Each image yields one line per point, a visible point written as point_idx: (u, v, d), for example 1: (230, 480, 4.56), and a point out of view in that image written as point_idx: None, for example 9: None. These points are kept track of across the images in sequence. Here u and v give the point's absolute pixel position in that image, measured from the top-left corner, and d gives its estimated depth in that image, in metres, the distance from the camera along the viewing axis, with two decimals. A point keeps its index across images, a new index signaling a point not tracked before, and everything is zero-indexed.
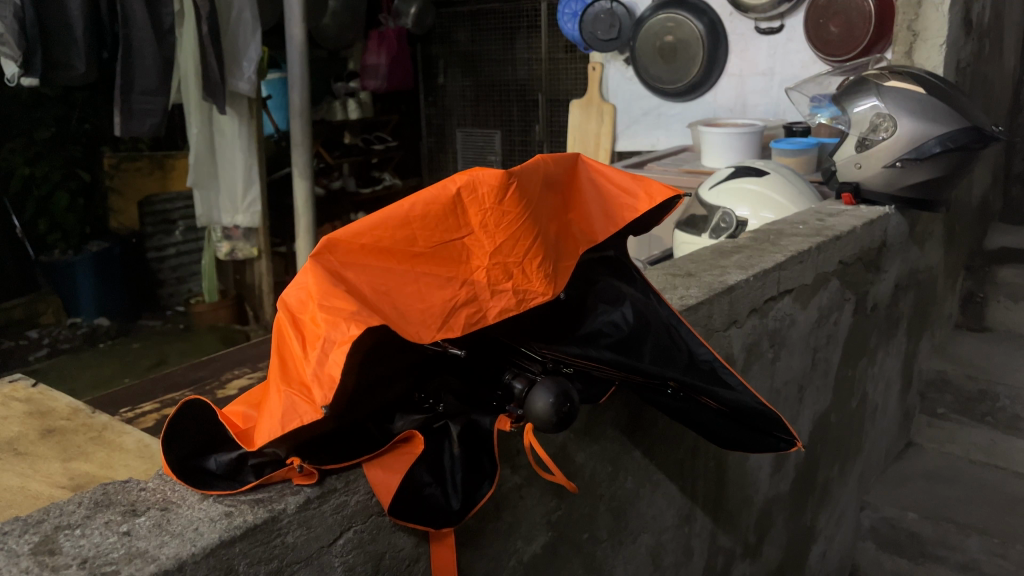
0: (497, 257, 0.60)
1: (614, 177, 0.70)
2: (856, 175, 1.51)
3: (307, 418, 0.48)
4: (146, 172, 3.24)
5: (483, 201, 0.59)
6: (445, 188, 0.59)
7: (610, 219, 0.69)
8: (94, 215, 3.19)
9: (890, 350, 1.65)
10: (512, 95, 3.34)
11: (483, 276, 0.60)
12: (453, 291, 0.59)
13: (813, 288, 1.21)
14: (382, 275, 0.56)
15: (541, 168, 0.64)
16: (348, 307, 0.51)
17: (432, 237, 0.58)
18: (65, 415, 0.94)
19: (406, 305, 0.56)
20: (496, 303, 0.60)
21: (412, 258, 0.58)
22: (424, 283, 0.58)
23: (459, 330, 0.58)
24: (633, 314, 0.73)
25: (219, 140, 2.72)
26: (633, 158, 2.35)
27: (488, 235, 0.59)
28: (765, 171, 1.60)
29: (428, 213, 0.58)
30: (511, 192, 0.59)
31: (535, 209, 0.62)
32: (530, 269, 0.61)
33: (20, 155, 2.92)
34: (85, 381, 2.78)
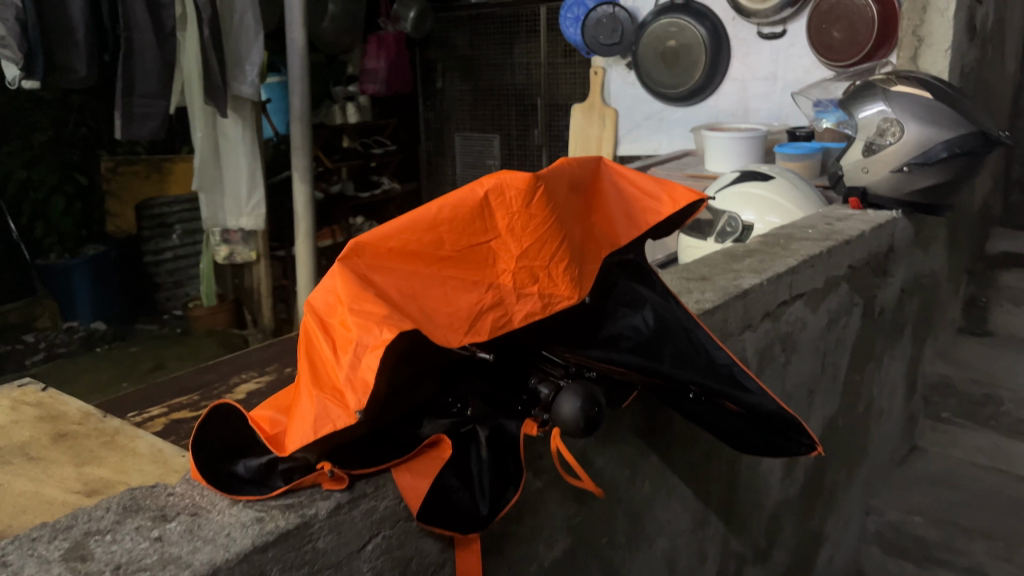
0: (525, 260, 0.60)
1: (639, 179, 0.70)
2: (863, 180, 1.51)
3: (340, 422, 0.48)
4: (143, 176, 3.21)
5: (512, 203, 0.59)
6: (472, 191, 0.59)
7: (633, 223, 0.69)
8: (91, 219, 3.17)
9: (895, 355, 1.64)
10: (511, 99, 3.34)
11: (509, 280, 0.60)
12: (479, 295, 0.59)
13: (823, 291, 1.20)
14: (409, 279, 0.57)
15: (567, 172, 0.64)
16: (379, 312, 0.51)
17: (459, 240, 0.58)
18: (76, 419, 0.93)
19: (433, 309, 0.57)
20: (521, 306, 0.60)
21: (438, 261, 0.58)
22: (450, 287, 0.58)
23: (487, 334, 0.58)
24: (653, 317, 0.74)
25: (222, 144, 2.72)
26: (636, 162, 2.35)
27: (515, 239, 0.59)
28: (771, 175, 1.60)
29: (456, 217, 0.58)
30: (539, 194, 0.60)
31: (562, 213, 0.62)
32: (556, 273, 0.61)
33: (17, 159, 2.91)
34: (82, 386, 2.77)
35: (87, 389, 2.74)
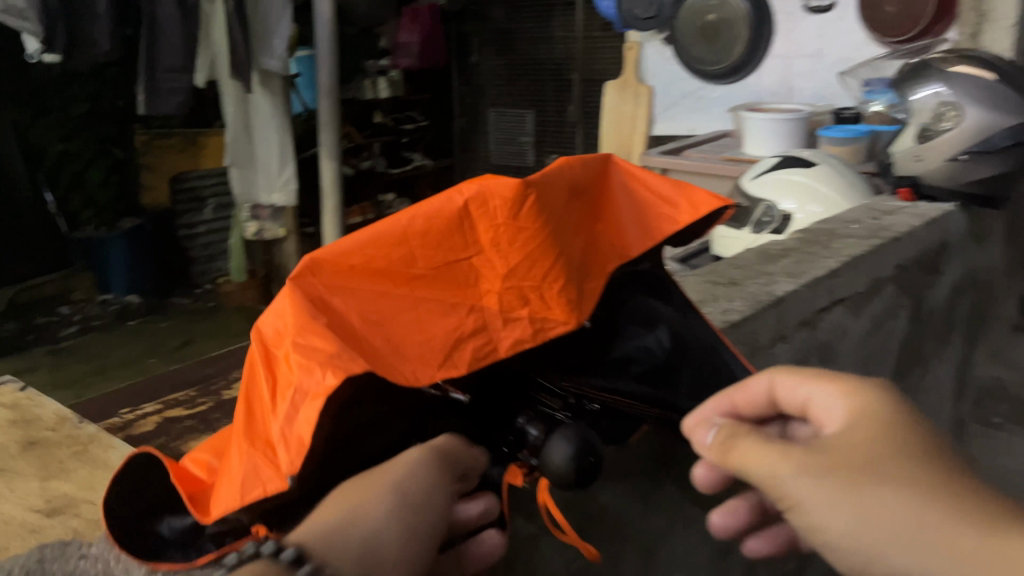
0: (513, 280, 0.51)
1: (659, 180, 0.60)
2: (915, 168, 1.39)
3: (270, 488, 0.40)
4: (178, 150, 3.20)
5: (498, 212, 0.50)
6: (451, 197, 0.51)
7: (646, 232, 0.60)
8: (126, 193, 3.14)
9: (944, 358, 1.52)
10: (546, 74, 3.21)
11: (494, 303, 0.51)
12: (458, 320, 0.50)
13: (866, 295, 1.10)
14: (375, 300, 0.48)
15: (566, 173, 0.55)
16: (326, 348, 0.42)
17: (435, 255, 0.50)
18: (51, 425, 0.87)
19: (402, 337, 0.48)
20: (508, 334, 0.51)
21: (409, 280, 0.49)
22: (425, 310, 0.49)
23: (466, 366, 0.50)
24: (669, 338, 0.66)
25: (253, 118, 2.66)
26: (670, 143, 2.23)
27: (502, 255, 0.51)
28: (813, 161, 1.47)
29: (430, 229, 0.50)
30: (531, 203, 0.51)
31: (559, 223, 0.53)
32: (550, 294, 0.52)
33: (54, 132, 2.85)
34: (110, 360, 2.76)
35: (114, 364, 2.73)
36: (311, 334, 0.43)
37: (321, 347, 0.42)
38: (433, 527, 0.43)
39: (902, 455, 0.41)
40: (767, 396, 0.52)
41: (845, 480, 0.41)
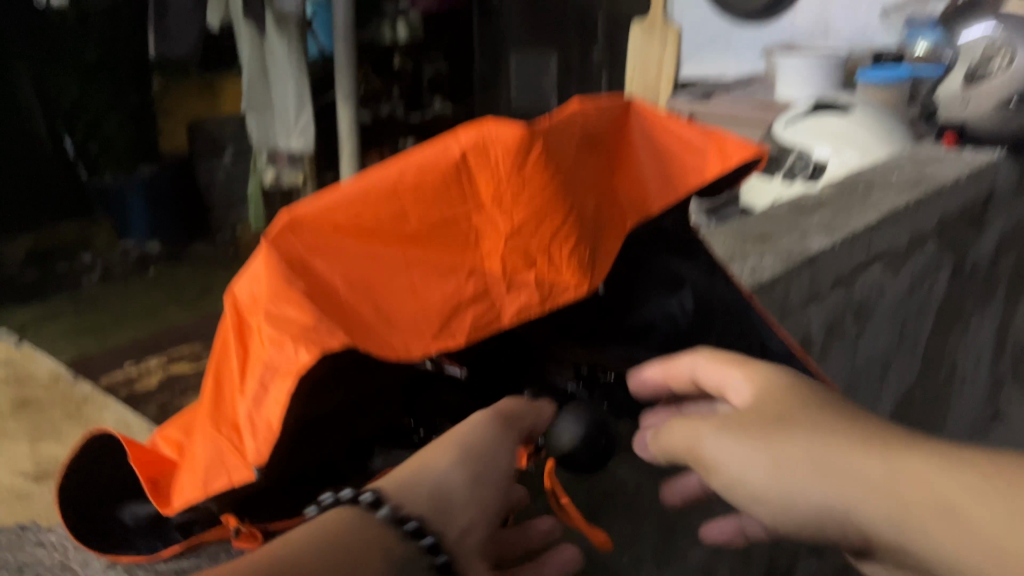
0: (514, 240, 0.51)
1: (676, 126, 0.59)
2: (961, 113, 1.31)
3: (237, 477, 0.39)
4: (198, 94, 3.16)
5: (498, 165, 0.50)
6: (445, 152, 0.50)
7: (670, 184, 0.59)
8: (146, 141, 3.09)
9: (985, 315, 1.45)
10: (571, 16, 3.09)
11: (497, 264, 0.51)
12: (457, 283, 0.50)
13: (907, 251, 1.02)
14: (366, 262, 0.48)
15: (567, 127, 0.55)
16: (303, 317, 0.39)
17: (432, 215, 0.49)
18: (52, 402, 1.08)
19: (394, 302, 0.47)
20: (511, 299, 0.51)
21: (403, 241, 0.49)
22: (419, 273, 0.49)
23: (464, 334, 0.49)
24: (693, 301, 0.68)
25: (268, 61, 2.60)
26: (698, 87, 2.13)
27: (502, 215, 0.50)
28: (850, 107, 1.38)
29: (423, 182, 0.49)
30: (531, 155, 0.50)
31: (565, 179, 0.52)
32: (558, 254, 0.52)
33: (70, 77, 2.80)
34: (131, 309, 2.75)
35: (135, 313, 2.72)
36: (284, 303, 0.39)
37: (298, 318, 0.38)
38: (495, 480, 0.49)
39: (803, 412, 0.50)
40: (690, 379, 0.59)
41: (757, 439, 0.50)
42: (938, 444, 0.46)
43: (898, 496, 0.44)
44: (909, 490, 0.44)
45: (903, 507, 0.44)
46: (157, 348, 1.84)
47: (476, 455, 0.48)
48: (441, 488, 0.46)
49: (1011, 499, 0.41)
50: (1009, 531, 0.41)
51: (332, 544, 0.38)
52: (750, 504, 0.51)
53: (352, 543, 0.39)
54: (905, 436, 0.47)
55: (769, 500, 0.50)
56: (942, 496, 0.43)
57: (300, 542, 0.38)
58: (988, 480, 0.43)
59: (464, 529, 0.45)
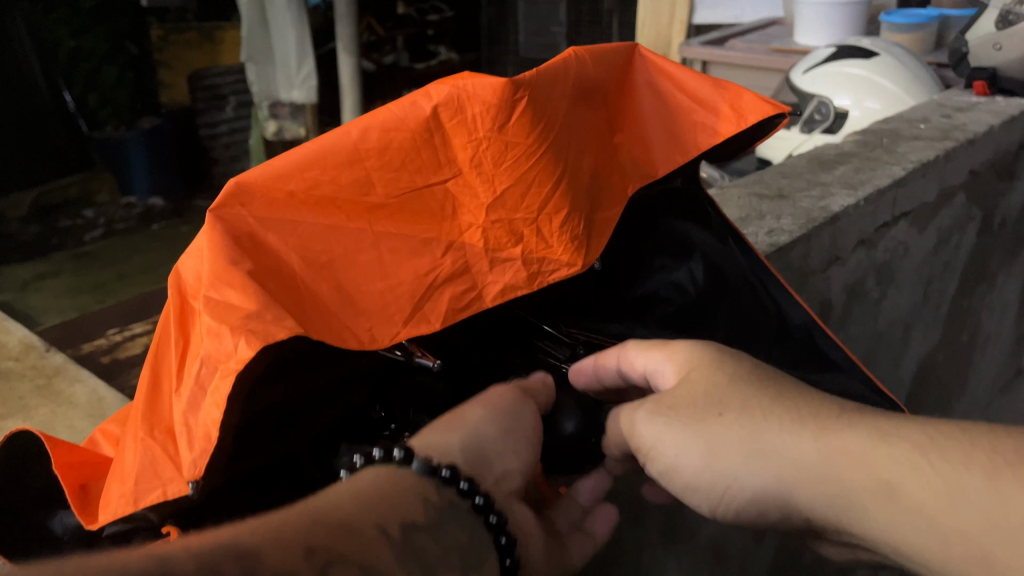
0: (495, 211, 0.47)
1: (684, 77, 0.55)
2: (994, 59, 1.22)
3: (170, 489, 0.38)
4: (195, 44, 2.98)
5: (477, 126, 0.45)
6: (419, 106, 0.45)
7: (676, 144, 0.56)
8: (144, 92, 3.01)
9: (1012, 272, 1.39)
10: None
11: (477, 239, 0.47)
12: (433, 260, 0.45)
13: (934, 208, 0.96)
14: (323, 235, 0.42)
15: (560, 81, 0.49)
16: (245, 306, 0.37)
17: (404, 180, 0.44)
18: (29, 377, 1.05)
19: (355, 283, 0.42)
20: (494, 277, 0.48)
21: (369, 211, 0.43)
22: (387, 249, 0.44)
23: (440, 316, 0.45)
24: (703, 271, 0.63)
25: (268, 11, 2.52)
26: (715, 32, 2.03)
27: (481, 181, 0.47)
28: (874, 52, 1.28)
29: (388, 141, 0.44)
30: (514, 113, 0.46)
31: (554, 141, 0.48)
32: (547, 226, 0.49)
33: (64, 27, 2.72)
34: (133, 265, 2.71)
35: (137, 269, 2.68)
36: (226, 289, 0.37)
37: (237, 305, 0.37)
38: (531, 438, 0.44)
39: (730, 384, 0.42)
40: (616, 369, 0.49)
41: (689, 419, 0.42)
42: (885, 414, 0.39)
43: (843, 480, 0.37)
44: (851, 470, 0.37)
45: (846, 489, 0.37)
46: (155, 309, 1.80)
47: (507, 411, 0.44)
48: (475, 441, 0.41)
49: (968, 476, 0.35)
50: (968, 512, 0.34)
51: (366, 492, 0.34)
52: (687, 494, 0.43)
53: (390, 489, 0.35)
54: (844, 406, 0.40)
55: (700, 488, 0.42)
56: (887, 474, 0.36)
57: (335, 494, 0.33)
58: (941, 453, 0.36)
59: (501, 478, 0.41)
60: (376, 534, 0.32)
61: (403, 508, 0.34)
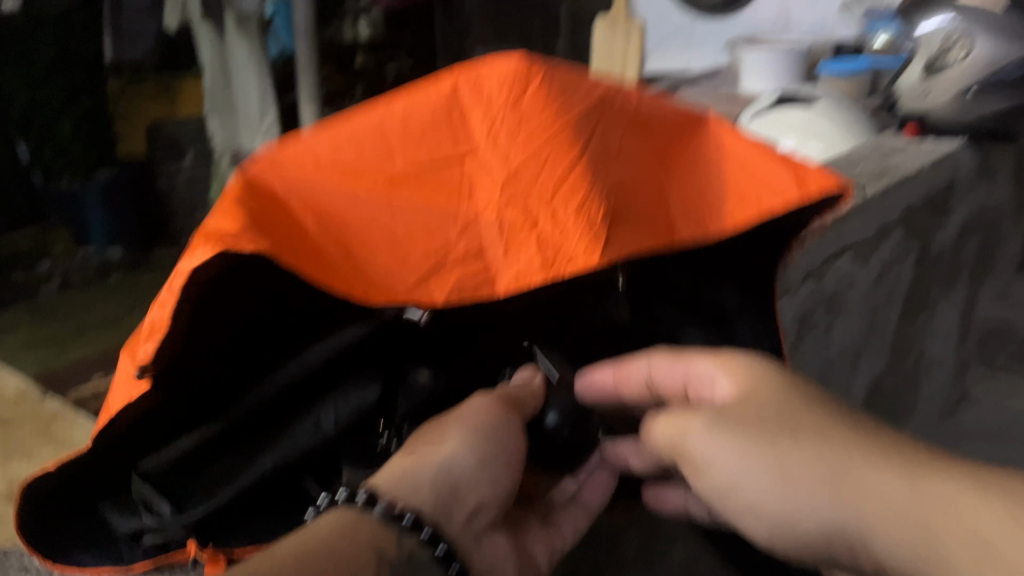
0: (509, 186, 0.69)
1: (740, 150, 0.80)
2: (922, 104, 1.32)
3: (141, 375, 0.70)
4: (153, 96, 3.00)
5: (495, 122, 0.72)
6: (455, 100, 0.75)
7: (729, 199, 0.77)
8: (101, 142, 2.95)
9: (949, 299, 1.48)
10: (534, 8, 3.07)
11: (491, 215, 0.68)
12: (450, 235, 0.68)
13: (875, 240, 1.04)
14: (356, 194, 0.71)
15: (580, 100, 0.75)
16: (234, 227, 0.65)
17: (427, 159, 0.72)
18: None
19: (382, 232, 0.69)
20: (508, 271, 0.66)
21: (392, 182, 0.72)
22: (406, 211, 0.70)
23: (448, 291, 0.67)
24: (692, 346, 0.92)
25: (229, 62, 2.59)
26: (664, 80, 2.14)
27: (497, 165, 0.70)
28: (814, 98, 1.38)
29: (424, 123, 0.74)
30: (529, 91, 0.73)
31: (575, 131, 0.72)
32: (564, 210, 0.68)
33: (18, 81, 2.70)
34: (94, 319, 2.69)
35: (97, 322, 2.66)
36: (224, 218, 0.68)
37: (229, 224, 0.66)
38: (490, 452, 0.74)
39: (803, 418, 0.66)
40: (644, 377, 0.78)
41: (770, 439, 0.66)
42: (937, 461, 0.60)
43: (910, 519, 0.58)
44: (938, 525, 0.57)
45: (909, 530, 0.58)
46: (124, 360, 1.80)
47: (477, 428, 0.74)
48: (444, 478, 0.72)
49: (997, 519, 0.55)
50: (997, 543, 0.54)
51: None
52: (742, 503, 0.70)
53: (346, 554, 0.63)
54: (910, 450, 0.62)
55: (770, 504, 0.67)
56: (938, 521, 0.57)
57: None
58: (1000, 504, 0.55)
59: (460, 504, 0.73)
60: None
61: (356, 565, 0.62)
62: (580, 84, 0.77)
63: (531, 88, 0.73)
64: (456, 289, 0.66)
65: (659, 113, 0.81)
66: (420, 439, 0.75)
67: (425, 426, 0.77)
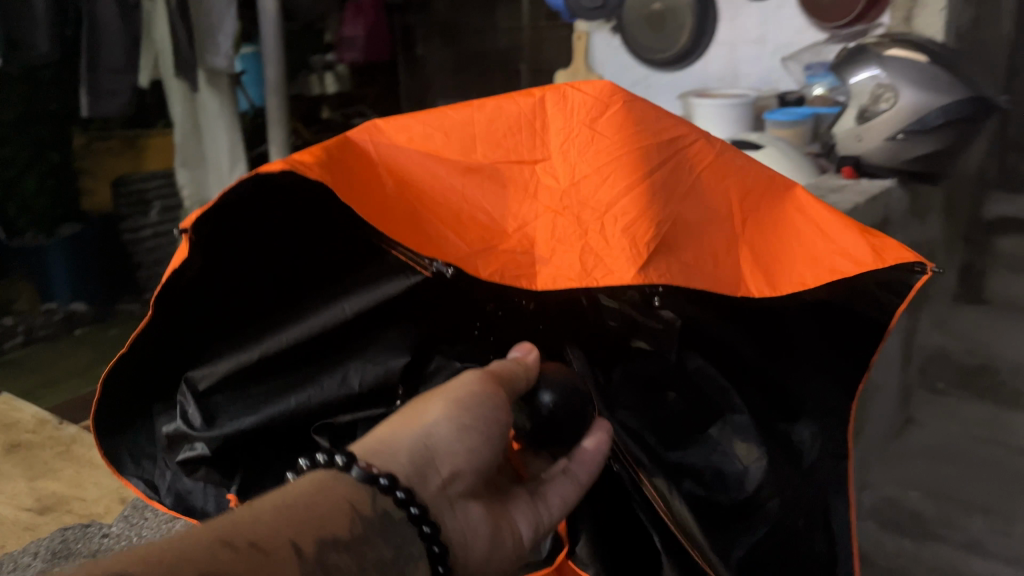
0: (568, 196, 0.75)
1: (820, 217, 0.77)
2: (856, 149, 1.49)
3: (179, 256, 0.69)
4: (118, 152, 3.05)
5: (572, 134, 0.77)
6: (540, 106, 0.80)
7: (800, 259, 0.75)
8: (65, 198, 2.96)
9: (890, 328, 1.60)
10: (494, 65, 3.24)
11: (540, 211, 0.75)
12: (509, 222, 0.75)
13: None
14: (429, 166, 0.77)
15: (661, 131, 0.79)
16: (310, 157, 0.72)
17: (503, 157, 0.77)
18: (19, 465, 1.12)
19: (438, 212, 0.76)
20: (551, 268, 0.73)
21: (467, 170, 0.77)
22: (465, 192, 0.76)
23: (488, 271, 0.73)
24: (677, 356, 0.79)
25: (201, 116, 2.68)
26: None
27: (563, 173, 0.76)
28: (760, 145, 1.51)
29: (503, 120, 0.79)
30: (604, 114, 0.78)
31: (639, 155, 0.76)
32: (610, 232, 0.73)
33: None
34: (62, 372, 2.68)
35: (66, 374, 2.66)
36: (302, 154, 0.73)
37: (304, 158, 0.72)
38: (486, 423, 0.65)
39: None
40: None
41: None
42: None
43: None
44: None
45: None
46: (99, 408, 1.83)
47: (465, 406, 0.65)
48: (422, 446, 0.63)
49: None
50: None
51: (297, 516, 0.54)
52: None
53: (291, 503, 0.55)
54: None
55: None
56: None
57: (269, 519, 0.53)
58: None
59: (445, 481, 0.63)
60: (288, 551, 0.50)
61: (317, 528, 0.54)
62: (666, 117, 0.81)
63: (609, 111, 0.78)
64: (500, 273, 0.72)
65: (746, 166, 0.81)
66: (403, 412, 0.67)
67: (415, 397, 0.69)
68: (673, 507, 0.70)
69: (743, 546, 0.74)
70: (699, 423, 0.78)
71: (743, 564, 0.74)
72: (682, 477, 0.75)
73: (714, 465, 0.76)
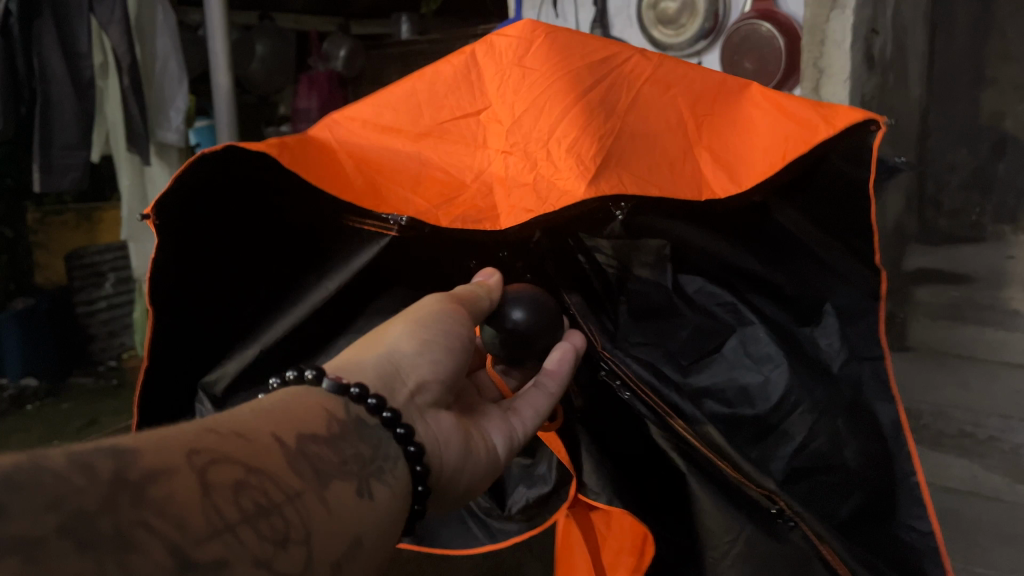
0: (512, 133, 0.90)
1: (783, 102, 0.93)
2: None
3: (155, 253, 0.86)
4: (72, 227, 3.13)
5: (506, 75, 0.93)
6: (472, 61, 0.96)
7: (756, 149, 0.91)
8: (18, 270, 3.07)
9: None
10: None
11: (493, 153, 0.90)
12: (474, 172, 0.91)
13: None
14: (394, 135, 0.94)
15: (588, 54, 0.94)
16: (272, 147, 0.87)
17: (451, 114, 0.94)
18: None
19: (409, 169, 0.92)
20: (509, 202, 0.87)
21: (426, 131, 0.94)
22: (426, 152, 0.93)
23: (453, 216, 0.87)
24: (670, 282, 0.94)
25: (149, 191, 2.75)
26: None
27: (504, 115, 0.91)
28: None
29: (447, 77, 0.96)
30: (529, 53, 0.93)
31: (567, 84, 0.90)
32: (557, 154, 0.86)
33: None
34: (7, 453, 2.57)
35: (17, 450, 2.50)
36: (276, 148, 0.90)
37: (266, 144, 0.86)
38: (444, 332, 0.78)
39: None
40: None
41: None
42: None
43: None
44: None
45: None
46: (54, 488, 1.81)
47: (422, 324, 0.77)
48: (390, 360, 0.74)
49: None
50: None
51: (275, 417, 0.60)
52: None
53: (272, 408, 0.62)
54: None
55: None
56: None
57: (252, 415, 0.59)
58: None
59: (414, 391, 0.74)
60: (271, 441, 0.57)
61: (301, 426, 0.61)
62: (585, 43, 0.96)
63: (533, 46, 0.93)
64: (459, 218, 0.87)
65: (689, 75, 0.96)
66: (370, 338, 0.78)
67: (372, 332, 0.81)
68: (707, 433, 0.82)
69: (781, 458, 0.90)
70: (710, 343, 0.93)
71: (789, 473, 0.89)
72: (705, 399, 0.92)
73: (736, 383, 0.92)
